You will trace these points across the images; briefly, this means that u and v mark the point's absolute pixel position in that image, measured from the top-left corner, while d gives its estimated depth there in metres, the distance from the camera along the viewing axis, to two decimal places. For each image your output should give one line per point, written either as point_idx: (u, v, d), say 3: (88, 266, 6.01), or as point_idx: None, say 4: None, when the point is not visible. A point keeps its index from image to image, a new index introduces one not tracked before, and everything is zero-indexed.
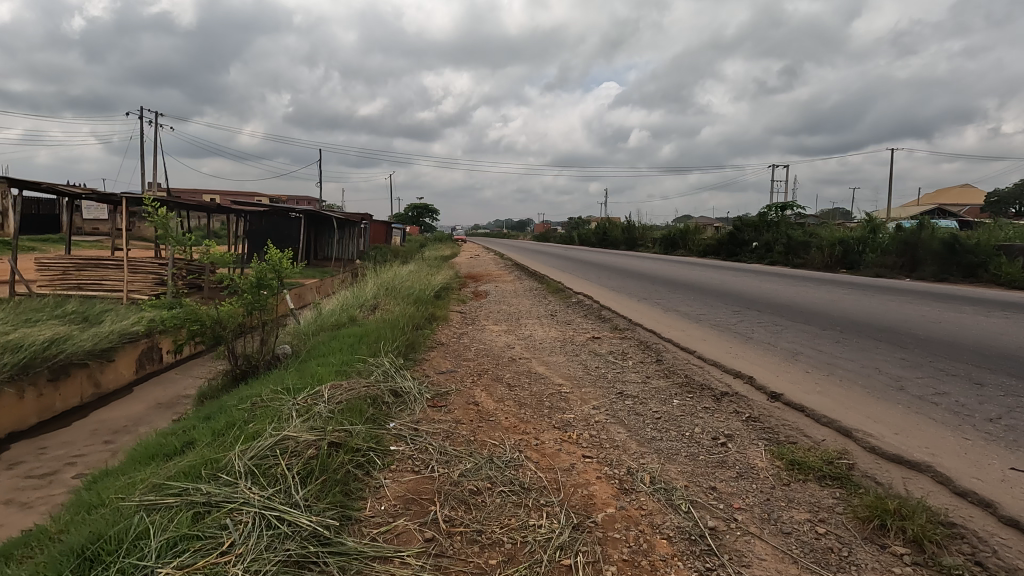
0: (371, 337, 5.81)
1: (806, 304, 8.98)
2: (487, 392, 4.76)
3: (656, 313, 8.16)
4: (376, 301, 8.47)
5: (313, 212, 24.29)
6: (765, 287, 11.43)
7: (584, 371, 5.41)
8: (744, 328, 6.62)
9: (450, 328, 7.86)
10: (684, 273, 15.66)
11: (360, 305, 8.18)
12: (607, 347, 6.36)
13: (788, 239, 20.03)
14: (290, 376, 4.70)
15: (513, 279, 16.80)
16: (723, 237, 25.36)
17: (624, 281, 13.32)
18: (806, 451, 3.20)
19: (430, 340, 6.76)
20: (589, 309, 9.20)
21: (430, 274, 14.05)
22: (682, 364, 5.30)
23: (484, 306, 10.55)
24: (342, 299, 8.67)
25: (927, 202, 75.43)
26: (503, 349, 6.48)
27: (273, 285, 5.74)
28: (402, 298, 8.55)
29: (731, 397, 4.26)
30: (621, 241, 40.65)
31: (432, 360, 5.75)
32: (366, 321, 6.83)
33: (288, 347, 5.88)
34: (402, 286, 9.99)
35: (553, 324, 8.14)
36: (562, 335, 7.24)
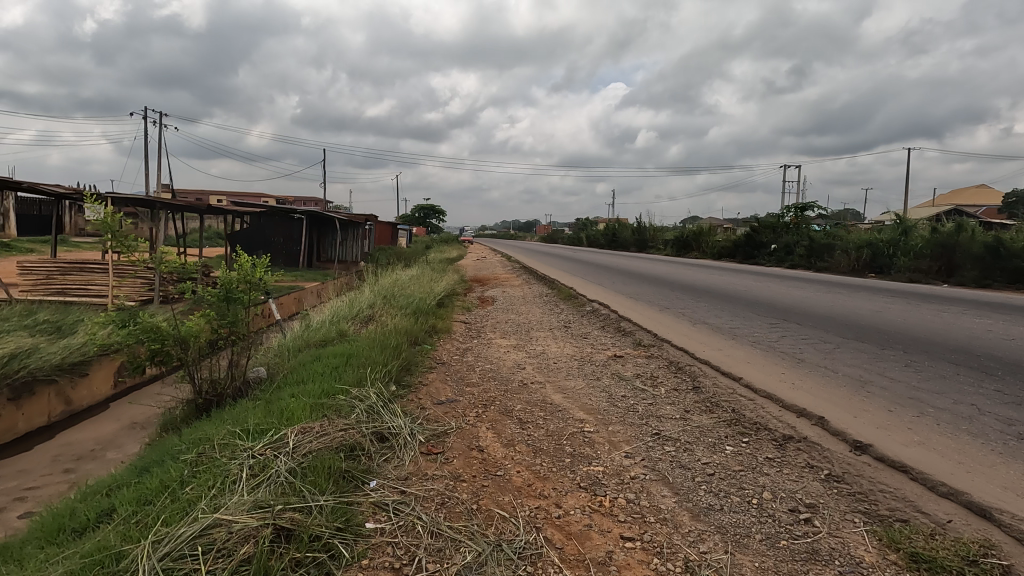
0: (360, 358, 4.99)
1: (848, 314, 8.07)
2: (493, 431, 3.92)
3: (682, 325, 7.28)
4: (371, 312, 7.65)
5: (315, 213, 23.56)
6: (796, 294, 10.51)
7: (608, 402, 4.56)
8: (788, 346, 5.74)
9: (451, 343, 7.04)
10: (703, 277, 14.76)
11: (352, 317, 7.36)
12: (632, 369, 5.51)
13: (810, 241, 19.07)
14: (257, 411, 3.89)
15: (521, 283, 15.99)
16: (739, 238, 24.39)
17: (640, 286, 12.44)
18: (930, 541, 2.34)
19: (429, 359, 5.94)
20: (606, 321, 8.34)
21: (433, 279, 13.25)
22: (728, 394, 4.44)
23: (491, 316, 9.73)
24: (335, 309, 7.88)
25: (943, 202, 73.85)
26: (512, 370, 5.67)
27: (246, 298, 4.93)
28: (399, 309, 7.72)
29: (800, 445, 3.40)
30: (631, 242, 39.71)
31: (430, 387, 4.94)
32: (356, 338, 6.01)
33: (263, 370, 5.07)
34: (401, 293, 9.17)
35: (568, 338, 7.30)
36: (578, 352, 6.40)
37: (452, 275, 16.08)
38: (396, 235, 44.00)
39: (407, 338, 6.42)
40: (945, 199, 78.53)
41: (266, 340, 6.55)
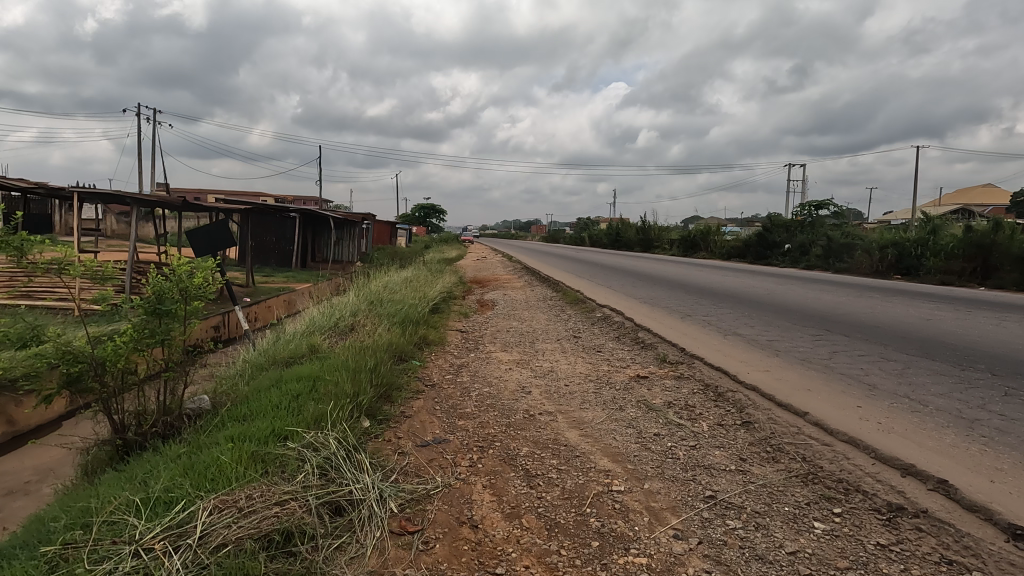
0: (326, 385, 4.03)
1: (896, 323, 7.10)
2: (492, 492, 2.94)
3: (708, 336, 6.31)
4: (353, 322, 6.65)
5: (308, 211, 22.52)
6: (825, 299, 9.54)
7: (638, 443, 3.59)
8: (847, 367, 4.77)
9: (443, 359, 6.07)
10: (718, 280, 13.75)
11: (331, 328, 6.37)
12: (662, 396, 4.53)
13: (827, 240, 18.09)
14: (176, 467, 2.89)
15: (524, 286, 15.00)
16: (750, 238, 23.36)
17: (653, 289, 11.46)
18: None
19: (415, 382, 4.96)
20: (620, 330, 7.37)
21: (428, 282, 12.26)
22: (792, 436, 3.47)
23: (490, 323, 8.73)
24: (313, 318, 6.88)
25: (950, 201, 72.83)
26: (515, 396, 4.70)
27: (183, 312, 3.90)
28: (385, 319, 6.73)
29: (920, 524, 2.44)
30: (635, 242, 38.64)
31: (414, 423, 3.99)
32: (328, 355, 5.04)
33: (208, 400, 4.11)
34: (390, 299, 8.17)
35: (579, 352, 6.33)
36: (592, 371, 5.42)
37: (451, 277, 15.09)
38: (394, 234, 42.85)
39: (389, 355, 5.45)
40: (952, 198, 77.49)
41: (223, 359, 5.54)
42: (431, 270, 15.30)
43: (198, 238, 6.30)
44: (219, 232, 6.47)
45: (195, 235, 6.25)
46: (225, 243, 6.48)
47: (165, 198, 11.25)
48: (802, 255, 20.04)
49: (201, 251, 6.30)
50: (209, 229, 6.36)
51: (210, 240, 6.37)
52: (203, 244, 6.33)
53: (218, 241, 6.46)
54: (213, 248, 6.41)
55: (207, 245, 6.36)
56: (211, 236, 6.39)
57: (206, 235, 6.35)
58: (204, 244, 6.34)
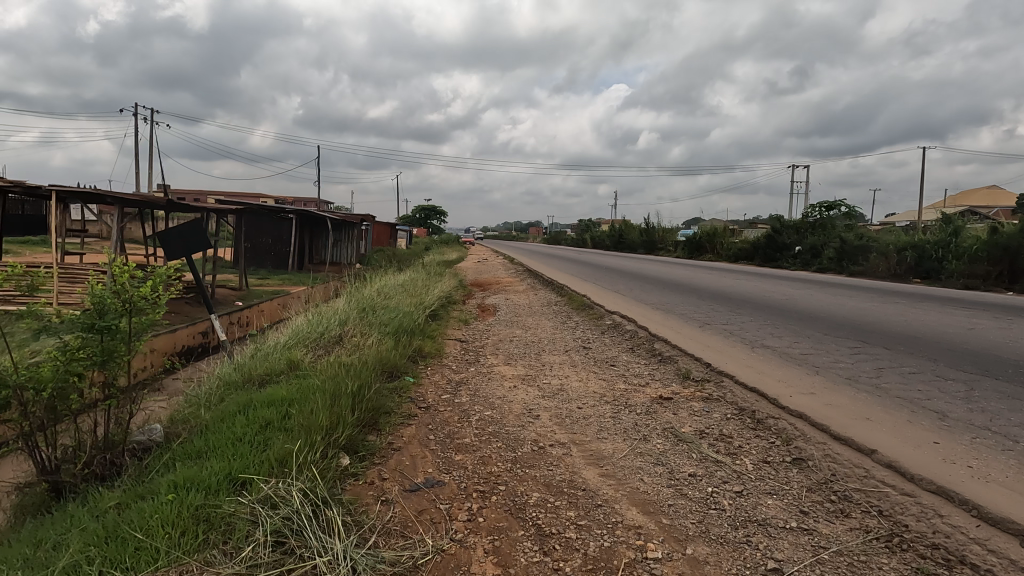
0: (300, 414, 3.41)
1: (936, 333, 6.50)
2: (496, 561, 2.32)
3: (734, 349, 5.70)
4: (342, 332, 6.04)
5: (305, 212, 21.94)
6: (850, 305, 8.94)
7: (671, 488, 2.97)
8: (902, 388, 4.15)
9: (441, 375, 5.46)
10: (730, 283, 13.15)
11: (317, 339, 5.74)
12: (691, 423, 3.92)
13: (841, 243, 17.52)
14: (96, 533, 2.28)
15: (527, 289, 14.42)
16: (759, 240, 22.76)
17: (664, 294, 10.85)
18: None
19: (408, 405, 4.36)
20: (634, 341, 6.75)
21: (428, 286, 11.68)
22: (860, 482, 2.86)
23: (492, 332, 8.12)
24: (298, 327, 6.27)
25: (955, 203, 72.27)
26: (520, 422, 4.09)
27: (131, 328, 3.25)
28: (376, 328, 6.11)
29: None
30: (638, 243, 38.00)
31: (402, 458, 3.38)
32: (310, 373, 4.42)
33: (162, 431, 3.49)
34: (385, 306, 7.57)
35: (590, 367, 5.72)
36: (607, 389, 4.81)
37: (451, 280, 14.51)
38: (394, 236, 42.34)
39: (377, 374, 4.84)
40: (956, 200, 76.84)
41: (192, 378, 4.92)
42: (430, 273, 14.71)
43: (171, 240, 5.68)
44: (194, 233, 5.86)
45: (167, 236, 5.63)
46: (201, 245, 5.86)
47: (149, 197, 10.62)
48: (814, 257, 19.43)
49: (174, 254, 5.68)
50: (182, 229, 5.75)
51: (184, 241, 5.76)
52: (176, 245, 5.71)
53: (193, 242, 5.84)
54: (188, 250, 5.79)
55: (181, 248, 5.75)
56: (184, 237, 5.78)
57: (179, 236, 5.73)
58: (177, 246, 5.73)
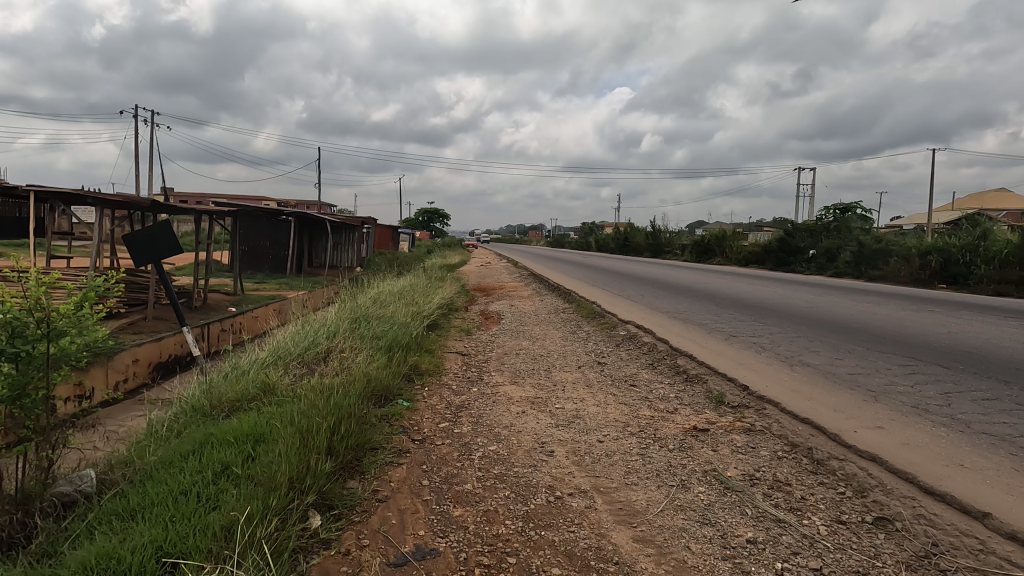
0: (263, 459, 2.78)
1: (990, 347, 5.84)
2: None
3: (770, 367, 5.04)
4: (331, 347, 5.40)
5: (303, 214, 21.34)
6: (882, 315, 8.29)
7: (731, 565, 2.31)
8: (987, 422, 3.50)
9: (439, 397, 4.82)
10: (745, 289, 12.48)
11: (301, 356, 5.11)
12: (736, 465, 3.26)
13: (859, 246, 16.91)
14: None
15: (532, 294, 13.77)
16: (770, 243, 22.09)
17: (678, 301, 10.19)
18: None
19: (399, 438, 3.71)
20: (654, 356, 6.11)
21: (428, 292, 11.05)
22: (976, 561, 2.22)
23: (497, 343, 7.47)
24: (281, 341, 5.64)
25: (964, 206, 71.44)
26: (532, 461, 3.44)
27: (53, 356, 2.60)
28: (368, 343, 5.47)
29: None
30: (644, 247, 37.30)
31: (389, 514, 2.73)
32: (285, 400, 3.79)
33: (95, 478, 2.85)
34: (379, 316, 6.92)
35: (607, 387, 5.07)
36: (630, 417, 4.16)
37: (452, 285, 13.89)
38: (396, 240, 41.77)
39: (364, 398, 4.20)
40: (965, 203, 75.96)
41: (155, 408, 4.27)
42: (431, 278, 14.08)
43: (137, 244, 5.07)
44: (164, 236, 5.25)
45: (132, 239, 5.02)
46: (171, 250, 5.25)
47: (133, 198, 10.02)
48: (829, 261, 18.76)
49: (140, 259, 5.06)
50: (150, 232, 5.13)
51: (152, 246, 5.15)
52: (143, 249, 5.09)
53: (163, 245, 5.22)
54: (156, 255, 5.17)
55: (148, 253, 5.13)
56: (152, 240, 5.15)
57: (146, 240, 5.12)
58: (144, 249, 5.11)
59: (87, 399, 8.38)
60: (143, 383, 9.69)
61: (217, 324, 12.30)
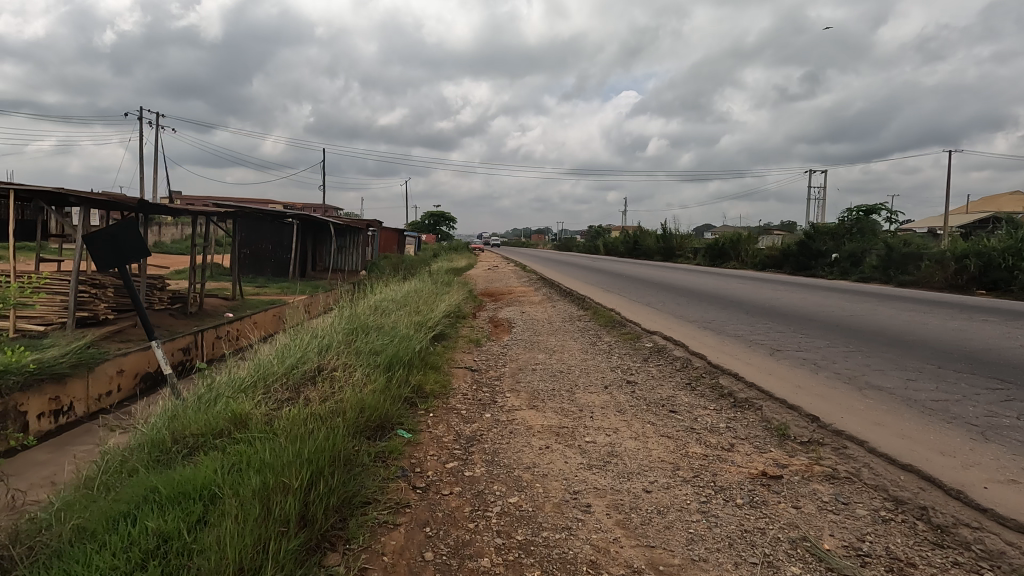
0: (212, 533, 2.07)
1: None
2: None
3: (836, 391, 4.28)
4: (322, 365, 4.68)
5: (306, 217, 20.73)
6: (935, 326, 7.51)
7: None
8: None
9: (447, 426, 4.08)
10: (772, 295, 11.70)
11: (286, 375, 4.39)
12: (830, 530, 2.52)
13: (886, 249, 16.11)
14: None
15: (543, 300, 13.04)
16: (789, 247, 21.31)
17: (704, 309, 9.42)
18: None
19: (397, 486, 3.00)
20: (691, 374, 5.35)
21: (435, 297, 10.34)
22: None
23: (510, 357, 6.73)
24: (267, 356, 4.93)
25: (978, 209, 70.28)
26: (566, 519, 2.71)
27: None
28: (364, 361, 4.74)
29: None
30: (654, 250, 36.46)
31: None
32: (259, 438, 3.10)
33: None
34: (377, 327, 6.21)
35: (643, 414, 4.33)
36: (679, 456, 3.42)
37: (459, 290, 13.22)
38: (401, 243, 41.16)
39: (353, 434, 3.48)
40: (979, 206, 74.60)
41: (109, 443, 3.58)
42: (437, 282, 13.40)
43: (97, 245, 4.38)
44: (129, 237, 4.57)
45: (92, 240, 4.34)
46: (137, 251, 4.56)
47: (118, 197, 9.39)
48: (853, 265, 17.93)
49: (101, 262, 4.36)
50: (112, 232, 4.46)
51: (115, 247, 4.46)
52: (105, 251, 4.40)
53: (128, 247, 4.54)
54: (121, 258, 4.48)
55: (110, 255, 4.43)
56: (115, 241, 4.47)
57: (109, 240, 4.44)
58: (106, 252, 4.42)
59: (65, 413, 7.72)
60: (128, 395, 9.04)
61: (211, 330, 11.66)
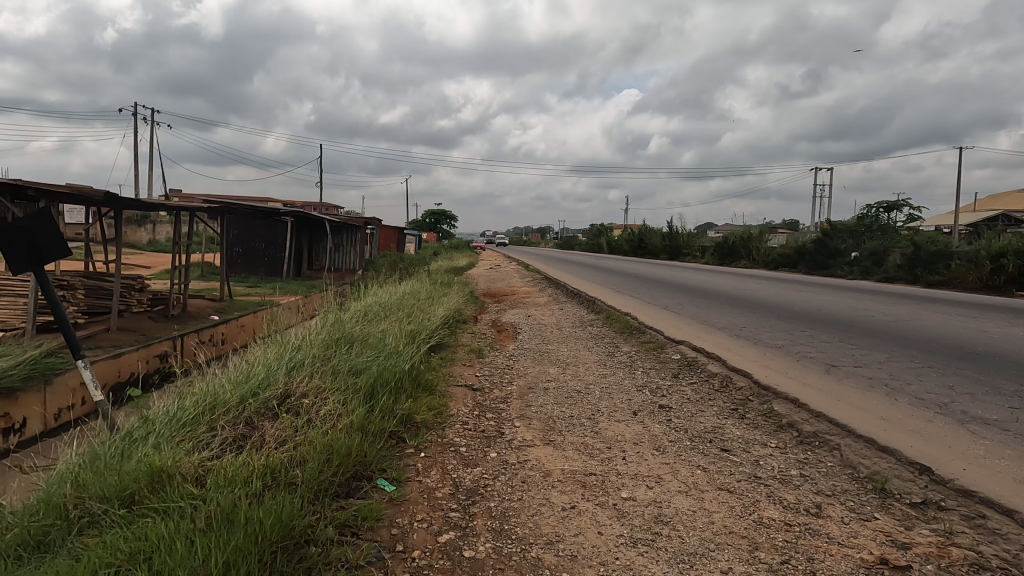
0: None
1: None
2: None
3: (932, 427, 3.40)
4: (290, 389, 3.81)
5: (301, 214, 19.87)
6: (997, 333, 6.64)
7: None
8: None
9: (441, 473, 3.21)
10: (798, 297, 10.80)
11: (244, 404, 3.52)
12: None
13: (911, 248, 15.23)
14: None
15: (550, 302, 12.18)
16: (803, 245, 20.44)
17: (730, 313, 8.52)
18: None
19: None
20: (735, 398, 4.48)
21: (433, 299, 9.49)
22: None
23: (517, 371, 5.86)
24: (226, 376, 4.05)
25: (986, 207, 69.33)
26: None
27: None
28: (341, 387, 3.87)
29: None
30: (660, 249, 35.54)
31: None
32: (180, 511, 2.24)
33: None
34: (362, 339, 5.33)
35: (688, 452, 3.46)
36: (752, 526, 2.54)
37: (460, 291, 12.39)
38: (401, 241, 40.36)
39: (314, 497, 2.64)
40: (988, 204, 73.55)
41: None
42: (436, 283, 12.54)
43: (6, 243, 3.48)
44: (48, 233, 3.68)
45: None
46: (58, 250, 3.69)
47: (83, 189, 8.56)
48: (875, 265, 17.03)
49: (13, 264, 3.47)
50: (25, 226, 3.57)
51: (32, 245, 3.58)
52: (18, 250, 3.51)
53: (47, 244, 3.65)
54: (38, 258, 3.59)
55: (25, 255, 3.55)
56: (29, 237, 3.58)
57: (22, 237, 3.55)
58: (20, 251, 3.52)
59: (17, 432, 6.83)
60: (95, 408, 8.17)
61: (191, 334, 10.78)
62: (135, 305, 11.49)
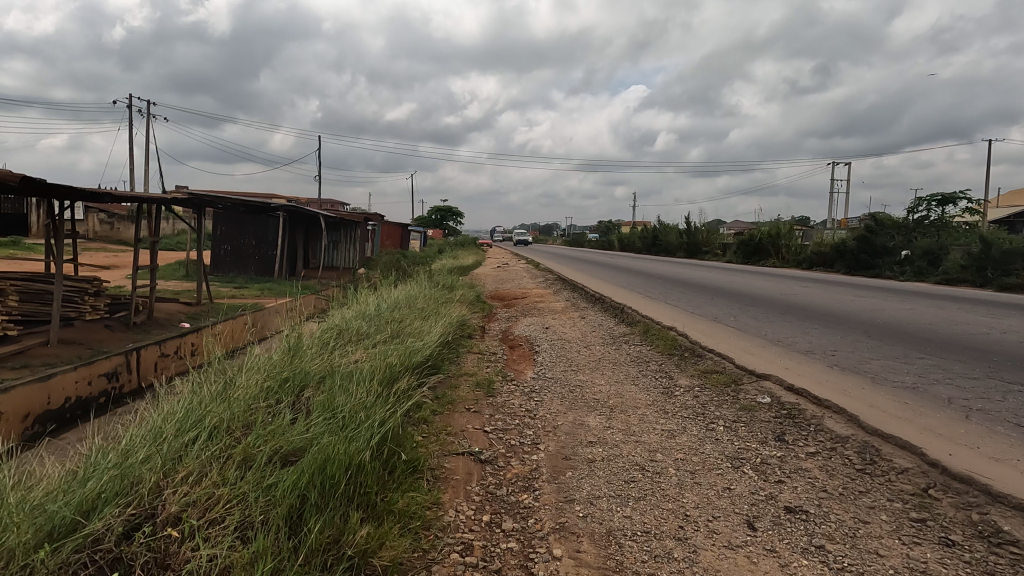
0: None
1: None
2: None
3: None
4: (149, 509, 2.13)
5: (294, 209, 18.28)
6: None
7: None
8: None
9: None
10: (868, 305, 9.04)
11: (39, 554, 1.84)
12: None
13: (978, 246, 13.45)
14: None
15: (569, 309, 10.48)
16: (842, 242, 18.65)
17: (802, 330, 6.76)
18: None
19: None
20: (905, 496, 2.76)
21: (432, 309, 7.83)
22: None
23: (542, 422, 4.12)
24: (53, 468, 2.36)
25: (1011, 203, 66.96)
26: None
27: None
28: (246, 509, 2.19)
29: None
30: (677, 247, 33.75)
31: None
32: None
33: None
34: (311, 386, 3.61)
35: None
36: None
37: (466, 296, 10.76)
38: (406, 238, 38.85)
39: None
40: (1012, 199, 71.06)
41: None
42: (436, 286, 10.88)
43: None
44: None
45: None
46: None
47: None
48: (930, 265, 15.22)
49: None
50: None
51: None
52: None
53: None
54: None
55: None
56: None
57: None
58: None
59: None
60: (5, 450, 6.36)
61: (146, 350, 8.86)
62: (82, 315, 9.82)
